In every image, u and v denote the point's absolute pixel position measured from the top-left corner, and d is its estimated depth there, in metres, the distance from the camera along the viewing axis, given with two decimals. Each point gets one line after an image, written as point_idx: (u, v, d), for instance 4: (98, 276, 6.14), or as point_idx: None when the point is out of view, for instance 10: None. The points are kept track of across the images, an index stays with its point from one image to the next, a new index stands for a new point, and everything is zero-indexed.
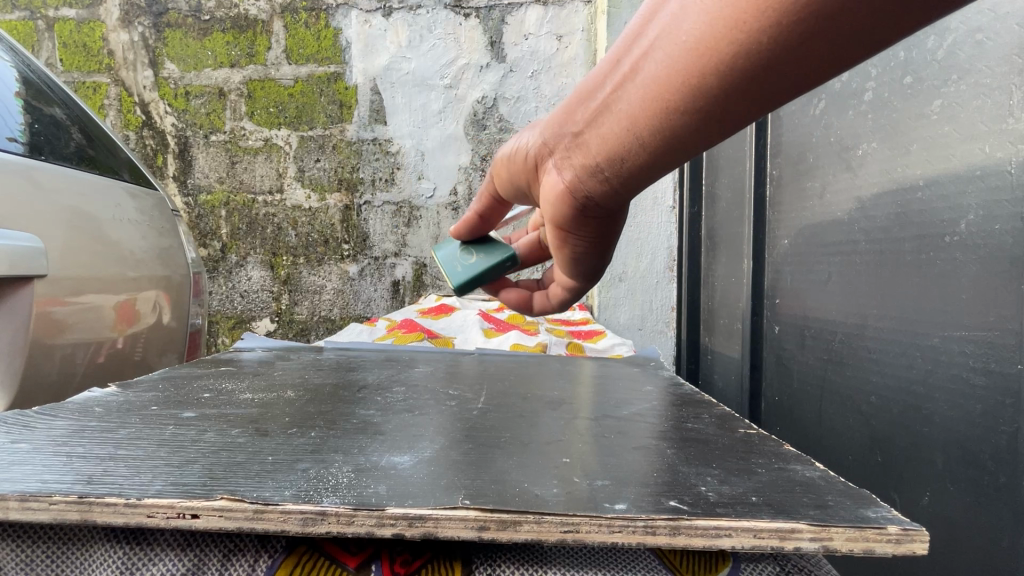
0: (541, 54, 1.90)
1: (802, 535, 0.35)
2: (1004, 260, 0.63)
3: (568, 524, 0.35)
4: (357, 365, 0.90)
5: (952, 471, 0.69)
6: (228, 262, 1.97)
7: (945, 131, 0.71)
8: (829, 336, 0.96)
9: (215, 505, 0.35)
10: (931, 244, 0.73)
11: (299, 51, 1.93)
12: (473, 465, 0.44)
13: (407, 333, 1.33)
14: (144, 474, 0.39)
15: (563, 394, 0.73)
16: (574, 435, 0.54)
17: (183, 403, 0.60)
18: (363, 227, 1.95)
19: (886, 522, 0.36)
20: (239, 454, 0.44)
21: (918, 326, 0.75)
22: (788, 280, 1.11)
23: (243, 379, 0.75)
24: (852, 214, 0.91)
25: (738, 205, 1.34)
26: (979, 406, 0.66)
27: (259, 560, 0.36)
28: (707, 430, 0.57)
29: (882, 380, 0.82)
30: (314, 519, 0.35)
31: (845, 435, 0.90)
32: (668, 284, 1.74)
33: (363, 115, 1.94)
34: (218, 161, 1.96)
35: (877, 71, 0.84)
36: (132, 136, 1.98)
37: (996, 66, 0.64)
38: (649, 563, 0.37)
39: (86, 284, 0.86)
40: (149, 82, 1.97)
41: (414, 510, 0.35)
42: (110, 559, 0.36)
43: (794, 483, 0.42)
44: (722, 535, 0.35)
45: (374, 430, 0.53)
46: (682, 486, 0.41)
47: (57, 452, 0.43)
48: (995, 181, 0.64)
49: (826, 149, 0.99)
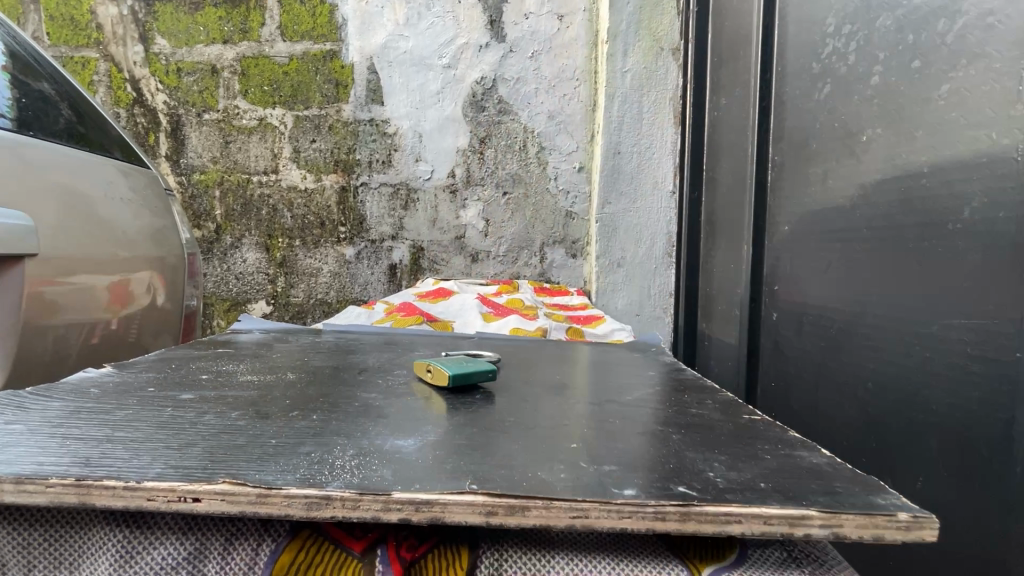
0: (542, 35, 1.86)
1: (811, 522, 0.34)
2: (1008, 247, 0.62)
3: (578, 509, 0.34)
4: (355, 348, 0.89)
5: (947, 457, 0.70)
6: (222, 243, 1.94)
7: (952, 116, 0.70)
8: (828, 322, 0.95)
9: (217, 489, 0.34)
10: (935, 231, 0.73)
11: (294, 28, 1.88)
12: (478, 449, 0.43)
13: (405, 317, 1.32)
14: (143, 456, 0.39)
15: (565, 378, 0.73)
16: (579, 420, 0.53)
17: (180, 385, 0.60)
18: (360, 209, 1.92)
19: (896, 509, 0.35)
20: (240, 437, 0.44)
21: (918, 314, 0.75)
22: (789, 268, 1.10)
23: (242, 361, 0.74)
24: (857, 201, 0.89)
25: (738, 190, 1.33)
26: (975, 393, 0.66)
27: (262, 544, 0.36)
28: (711, 415, 0.57)
29: (881, 368, 0.82)
30: (319, 504, 0.34)
31: (841, 421, 0.90)
32: (666, 271, 1.71)
33: (360, 95, 1.90)
34: (212, 140, 1.92)
35: (884, 54, 0.83)
36: (123, 113, 1.93)
37: (1007, 50, 0.63)
38: (658, 549, 0.37)
39: (78, 264, 0.85)
40: (139, 58, 1.92)
41: (421, 495, 0.35)
42: (108, 542, 0.35)
43: (801, 469, 0.42)
44: (732, 521, 0.35)
45: (376, 413, 0.52)
46: (689, 472, 0.41)
47: (52, 433, 0.43)
48: (1000, 168, 0.63)
49: (831, 133, 0.97)
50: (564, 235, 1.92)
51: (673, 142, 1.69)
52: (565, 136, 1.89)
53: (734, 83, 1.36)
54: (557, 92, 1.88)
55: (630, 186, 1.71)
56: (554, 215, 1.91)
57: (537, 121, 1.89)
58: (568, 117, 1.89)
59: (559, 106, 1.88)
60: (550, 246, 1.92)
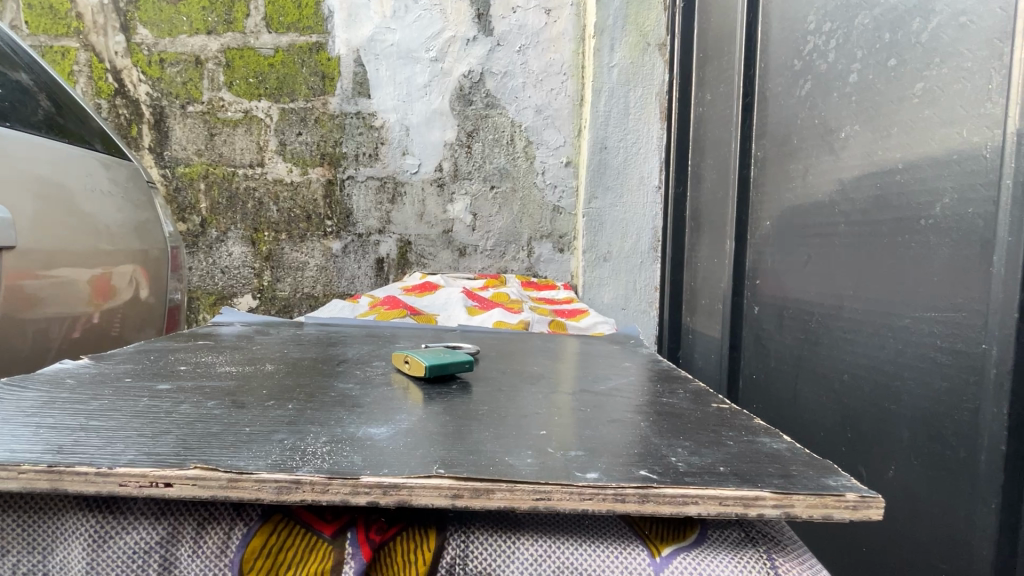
0: (529, 29, 1.86)
1: (765, 503, 0.36)
2: (975, 242, 0.64)
3: (541, 492, 0.36)
4: (337, 340, 0.90)
5: (916, 445, 0.72)
6: (207, 237, 1.93)
7: (925, 115, 0.72)
8: (807, 315, 0.98)
9: (188, 474, 0.35)
10: (908, 226, 0.75)
11: (279, 20, 1.87)
12: (451, 436, 0.44)
13: (390, 310, 1.33)
14: (116, 444, 0.39)
15: (544, 369, 0.74)
16: (553, 408, 0.55)
17: (158, 376, 0.60)
18: (347, 203, 1.92)
19: (845, 489, 0.37)
20: (215, 425, 0.44)
21: (891, 307, 0.77)
22: (769, 262, 1.12)
23: (222, 353, 0.75)
24: (833, 197, 0.91)
25: (722, 185, 1.34)
26: (944, 383, 0.68)
27: (234, 527, 0.36)
28: (681, 404, 0.58)
29: (857, 360, 0.84)
30: (289, 487, 0.35)
31: (819, 412, 0.93)
32: (652, 264, 1.73)
33: (347, 88, 1.89)
34: (196, 133, 1.91)
35: (862, 53, 0.85)
36: (104, 104, 1.90)
37: (977, 50, 0.64)
38: (619, 530, 0.38)
39: (58, 257, 0.84)
40: (121, 48, 1.89)
41: (389, 478, 0.36)
42: (82, 528, 0.36)
43: (763, 454, 0.44)
44: (689, 502, 0.36)
45: (352, 402, 0.53)
46: (654, 457, 0.42)
47: (26, 423, 0.43)
48: (970, 166, 0.65)
49: (810, 130, 0.99)
50: (551, 229, 1.93)
51: (659, 138, 1.71)
52: (553, 131, 1.90)
53: (718, 79, 1.38)
54: (544, 87, 1.88)
55: (616, 181, 1.72)
56: (541, 209, 1.92)
57: (524, 116, 1.90)
58: (555, 112, 1.89)
59: (546, 100, 1.89)
60: (537, 240, 1.93)
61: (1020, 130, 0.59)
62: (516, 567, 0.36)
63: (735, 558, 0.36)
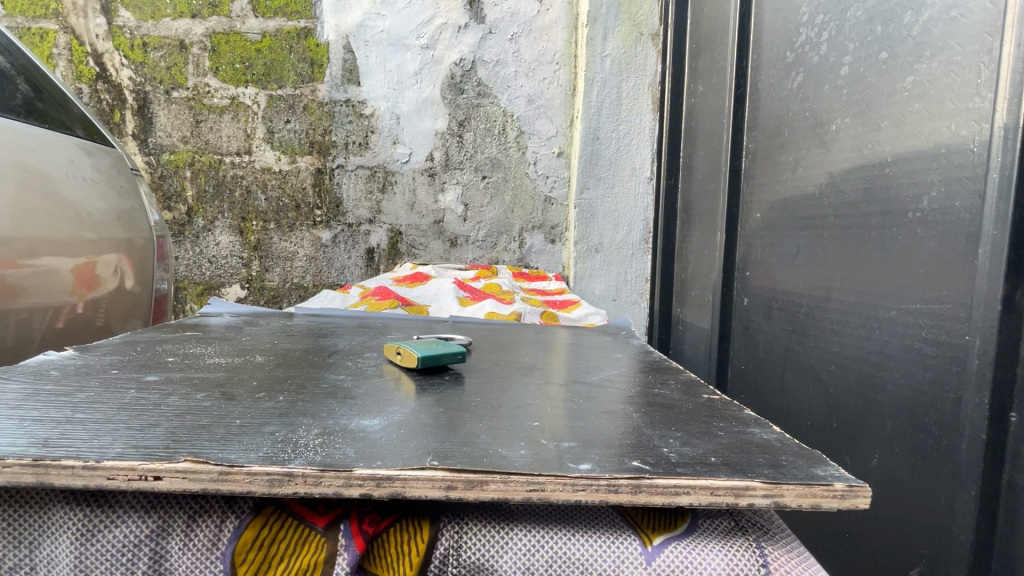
0: (522, 17, 1.84)
1: (755, 492, 0.37)
2: (961, 235, 0.65)
3: (534, 483, 0.36)
4: (329, 331, 0.89)
5: (899, 434, 0.73)
6: (194, 226, 1.89)
7: (914, 107, 0.73)
8: (795, 307, 0.98)
9: (179, 467, 0.35)
10: (895, 219, 0.75)
11: (266, 4, 1.83)
12: (444, 428, 0.45)
13: (380, 301, 1.32)
14: (103, 437, 0.39)
15: (537, 361, 0.74)
16: (545, 399, 0.55)
17: (145, 368, 0.59)
18: (336, 192, 1.89)
19: (833, 479, 0.38)
20: (204, 418, 0.44)
21: (878, 297, 0.78)
22: (758, 254, 1.13)
23: (211, 344, 0.74)
24: (823, 189, 0.92)
25: (713, 176, 1.34)
26: (927, 374, 0.69)
27: (225, 520, 0.36)
28: (672, 395, 0.59)
29: (843, 352, 0.85)
30: (281, 480, 0.35)
31: (805, 401, 0.94)
32: (643, 256, 1.73)
33: (336, 75, 1.86)
34: (181, 119, 1.86)
35: (854, 45, 0.85)
36: (86, 89, 1.85)
37: (967, 44, 0.65)
38: (612, 520, 0.38)
39: (40, 246, 0.82)
40: (102, 31, 1.84)
41: (382, 471, 0.36)
42: (68, 522, 0.35)
43: (752, 444, 0.44)
44: (681, 492, 0.36)
45: (343, 394, 0.53)
46: (646, 448, 0.43)
47: (9, 416, 0.42)
48: (958, 158, 0.66)
49: (802, 123, 0.99)
50: (543, 220, 1.93)
51: (651, 128, 1.70)
52: (544, 121, 1.89)
53: (711, 71, 1.37)
54: (536, 76, 1.87)
55: (608, 172, 1.72)
56: (532, 200, 1.92)
57: (517, 105, 1.88)
58: (547, 101, 1.88)
59: (539, 90, 1.87)
60: (529, 231, 1.93)
61: (1007, 124, 0.59)
62: (509, 557, 0.36)
63: (727, 547, 0.36)
